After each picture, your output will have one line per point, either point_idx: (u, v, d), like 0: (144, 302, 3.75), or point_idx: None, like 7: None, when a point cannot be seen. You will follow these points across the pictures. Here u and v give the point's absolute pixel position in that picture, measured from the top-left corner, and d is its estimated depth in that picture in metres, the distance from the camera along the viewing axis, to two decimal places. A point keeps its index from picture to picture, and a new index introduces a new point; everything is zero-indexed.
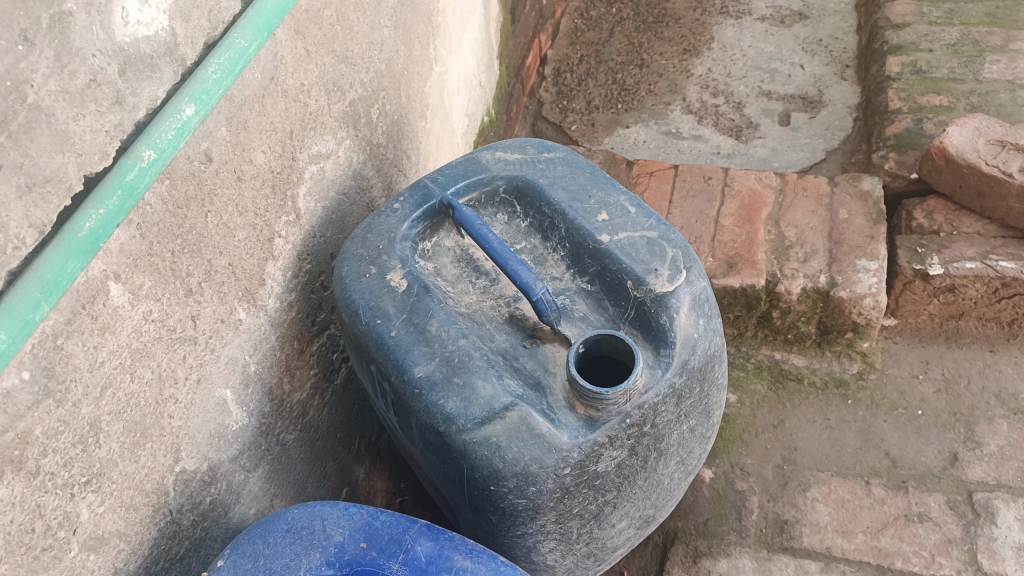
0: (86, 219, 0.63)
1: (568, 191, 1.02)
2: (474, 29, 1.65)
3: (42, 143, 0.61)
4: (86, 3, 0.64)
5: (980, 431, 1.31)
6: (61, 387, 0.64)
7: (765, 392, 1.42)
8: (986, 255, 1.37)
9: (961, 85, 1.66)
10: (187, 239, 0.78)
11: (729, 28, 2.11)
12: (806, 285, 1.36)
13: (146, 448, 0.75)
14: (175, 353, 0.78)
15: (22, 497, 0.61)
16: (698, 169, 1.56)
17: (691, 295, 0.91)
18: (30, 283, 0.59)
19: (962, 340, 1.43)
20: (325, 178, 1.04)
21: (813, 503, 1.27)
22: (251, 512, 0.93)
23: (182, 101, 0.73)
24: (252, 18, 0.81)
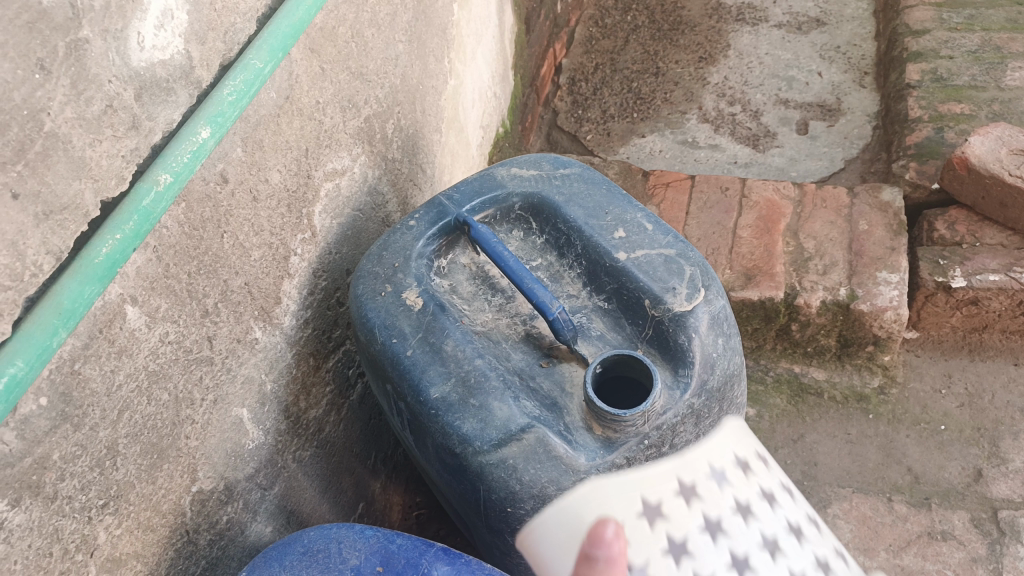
0: (102, 245, 0.63)
1: (584, 208, 1.02)
2: (489, 41, 1.65)
3: (60, 170, 0.61)
4: (103, 30, 0.64)
5: (1005, 447, 1.29)
6: (79, 412, 0.64)
7: (785, 405, 1.40)
8: (1009, 267, 1.34)
9: (983, 93, 1.63)
10: (203, 260, 0.78)
11: (745, 35, 2.10)
12: (826, 297, 1.34)
13: (163, 469, 0.75)
14: (192, 375, 0.78)
15: (39, 522, 0.61)
16: (715, 180, 1.55)
17: (710, 314, 0.90)
18: (47, 310, 0.59)
19: (986, 353, 1.41)
20: (340, 195, 1.04)
21: (834, 519, 1.26)
22: (268, 530, 0.93)
23: (198, 124, 0.72)
24: (267, 38, 0.81)
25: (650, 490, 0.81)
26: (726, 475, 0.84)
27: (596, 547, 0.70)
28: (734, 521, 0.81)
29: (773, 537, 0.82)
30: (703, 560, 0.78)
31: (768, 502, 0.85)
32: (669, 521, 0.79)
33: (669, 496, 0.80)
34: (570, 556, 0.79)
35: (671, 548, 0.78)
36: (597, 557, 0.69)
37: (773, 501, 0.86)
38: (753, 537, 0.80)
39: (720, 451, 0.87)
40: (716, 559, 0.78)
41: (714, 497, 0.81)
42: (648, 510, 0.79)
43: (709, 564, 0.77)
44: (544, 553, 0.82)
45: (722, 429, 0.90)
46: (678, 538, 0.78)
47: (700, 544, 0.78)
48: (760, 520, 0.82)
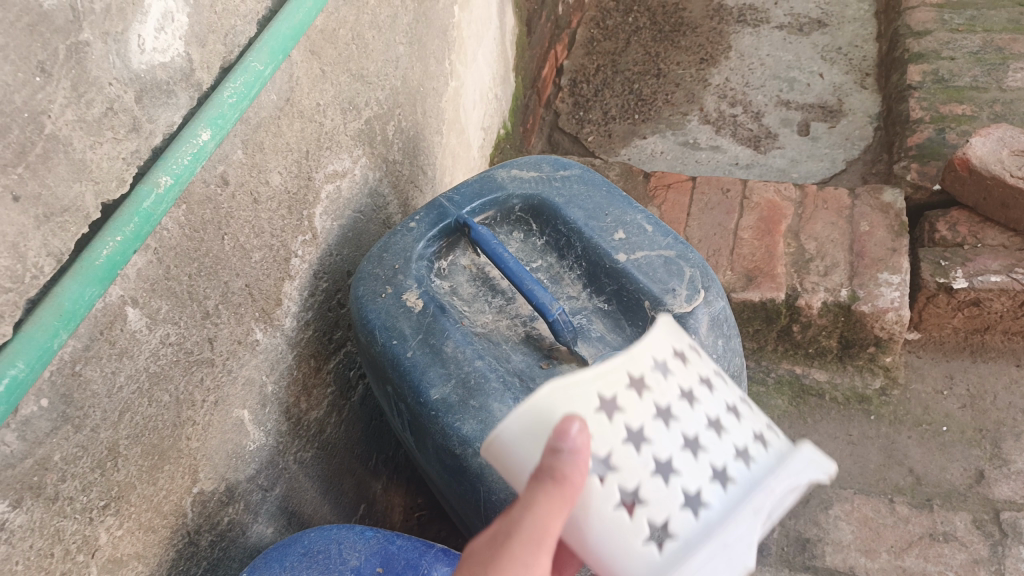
0: (103, 246, 0.63)
1: (584, 209, 1.02)
2: (490, 43, 1.65)
3: (60, 173, 0.61)
4: (103, 32, 0.64)
5: (1008, 448, 1.29)
6: (80, 413, 0.64)
7: (786, 407, 1.41)
8: (1011, 268, 1.34)
9: (985, 94, 1.63)
10: (203, 262, 0.78)
11: (746, 36, 2.10)
12: (827, 298, 1.34)
13: (164, 470, 0.75)
14: (193, 376, 0.78)
15: (41, 522, 0.61)
16: (716, 181, 1.54)
17: (709, 315, 0.90)
18: (48, 311, 0.59)
19: (988, 354, 1.40)
20: (341, 197, 1.04)
21: (836, 521, 1.26)
22: (269, 531, 0.93)
23: (198, 126, 0.73)
24: (268, 40, 0.81)
25: (598, 377, 0.58)
26: (663, 364, 0.61)
27: (565, 437, 0.53)
28: (690, 401, 0.61)
29: (727, 414, 0.62)
30: (664, 446, 0.57)
31: (717, 377, 0.66)
32: (620, 411, 0.57)
33: (617, 382, 0.58)
34: (533, 458, 0.57)
35: (629, 441, 0.57)
36: (565, 449, 0.53)
37: (722, 376, 0.66)
38: (714, 418, 0.61)
39: (660, 334, 0.63)
40: (673, 444, 0.58)
41: (665, 371, 0.61)
42: (601, 397, 0.57)
43: (669, 452, 0.57)
44: (509, 469, 0.59)
45: (659, 323, 0.65)
46: (635, 429, 0.57)
47: (660, 425, 0.58)
48: (711, 393, 0.63)
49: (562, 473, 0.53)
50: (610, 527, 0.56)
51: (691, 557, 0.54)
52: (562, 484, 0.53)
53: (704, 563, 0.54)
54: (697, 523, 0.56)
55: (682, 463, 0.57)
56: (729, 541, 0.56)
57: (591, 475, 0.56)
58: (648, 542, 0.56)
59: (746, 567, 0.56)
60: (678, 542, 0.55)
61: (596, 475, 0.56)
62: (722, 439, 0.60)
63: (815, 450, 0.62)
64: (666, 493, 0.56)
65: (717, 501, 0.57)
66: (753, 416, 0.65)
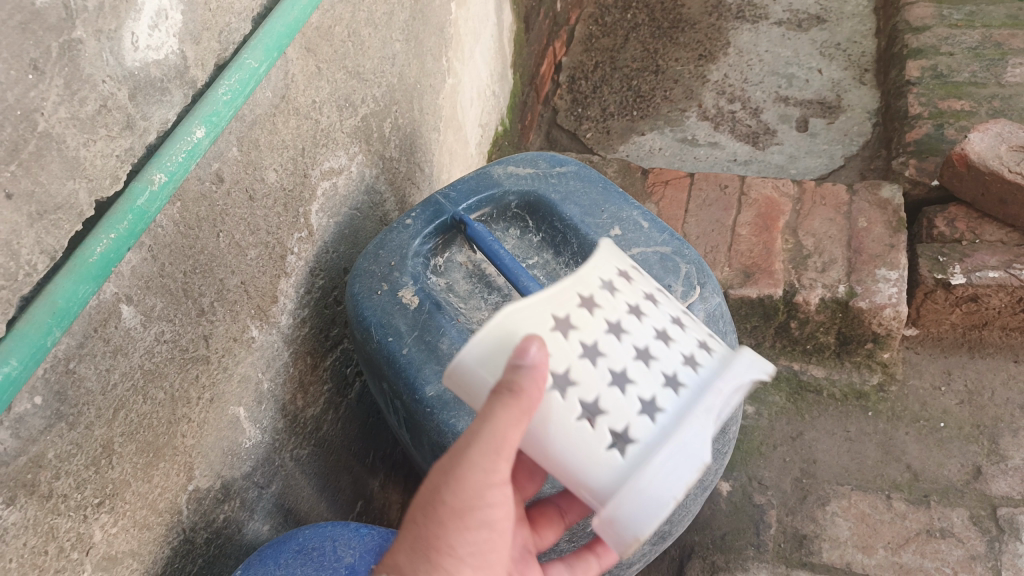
0: (97, 244, 0.63)
1: (580, 206, 1.02)
2: (487, 39, 1.65)
3: (53, 170, 0.61)
4: (96, 30, 0.64)
5: (1005, 444, 1.29)
6: (74, 411, 0.64)
7: (784, 403, 1.41)
8: (1009, 264, 1.34)
9: (983, 89, 1.63)
10: (198, 259, 0.78)
11: (745, 32, 2.09)
12: (824, 294, 1.34)
13: (159, 468, 0.75)
14: (188, 374, 0.78)
15: (35, 520, 0.61)
16: (714, 177, 1.54)
17: (705, 311, 0.92)
18: (41, 309, 0.59)
19: (986, 350, 1.40)
20: (337, 194, 1.04)
21: (833, 517, 1.26)
22: (265, 528, 0.94)
23: (193, 123, 0.72)
24: (262, 38, 0.81)
25: (552, 303, 0.69)
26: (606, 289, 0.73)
27: (525, 354, 0.63)
28: (639, 320, 0.71)
29: (675, 329, 0.73)
30: (618, 360, 0.68)
31: (661, 298, 0.76)
32: (574, 330, 0.68)
33: (568, 306, 0.69)
34: (495, 379, 0.66)
35: (584, 356, 0.67)
36: (526, 364, 0.63)
37: (665, 298, 0.78)
38: (658, 332, 0.72)
39: (600, 264, 0.75)
40: (624, 357, 0.68)
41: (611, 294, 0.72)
42: (555, 320, 0.68)
43: (622, 364, 0.68)
44: (473, 395, 0.68)
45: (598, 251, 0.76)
46: (589, 345, 0.68)
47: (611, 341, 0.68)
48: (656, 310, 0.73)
49: (519, 386, 0.62)
50: (577, 435, 0.66)
51: (651, 454, 0.64)
52: (522, 393, 0.62)
53: (664, 457, 0.64)
54: (656, 427, 0.66)
55: (635, 373, 0.68)
56: (684, 438, 0.65)
57: (553, 390, 0.66)
58: (611, 449, 0.65)
59: (702, 460, 0.65)
60: (640, 443, 0.65)
61: (558, 391, 0.66)
62: (671, 350, 0.70)
63: (755, 354, 0.72)
64: (623, 401, 0.66)
65: (672, 407, 0.67)
66: (698, 330, 0.75)
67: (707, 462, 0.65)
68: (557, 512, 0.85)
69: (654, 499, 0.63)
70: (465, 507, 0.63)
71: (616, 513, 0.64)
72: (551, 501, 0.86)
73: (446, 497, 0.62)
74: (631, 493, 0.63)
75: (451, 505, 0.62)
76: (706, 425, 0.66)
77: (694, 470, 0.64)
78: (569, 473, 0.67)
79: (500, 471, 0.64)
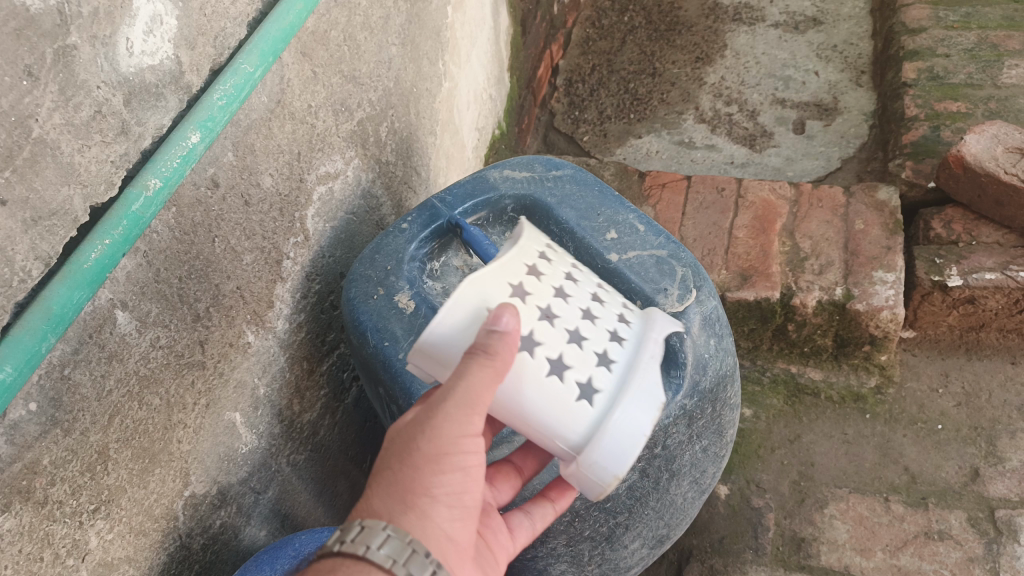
0: (92, 250, 0.63)
1: (576, 209, 1.03)
2: (484, 43, 1.65)
3: (48, 176, 0.61)
4: (90, 36, 0.64)
5: (1002, 446, 1.29)
6: (69, 417, 0.64)
7: (781, 406, 1.41)
8: (1006, 266, 1.34)
9: (979, 91, 1.63)
10: (193, 265, 0.78)
11: (742, 35, 2.10)
12: (822, 297, 1.34)
13: (155, 473, 0.75)
14: (183, 379, 0.78)
15: (30, 526, 0.61)
16: (711, 180, 1.54)
17: (701, 314, 0.95)
18: (36, 315, 0.59)
19: (983, 352, 1.40)
20: (333, 199, 1.04)
21: (831, 520, 1.26)
22: (262, 533, 0.93)
23: (188, 129, 0.72)
24: (257, 43, 0.81)
25: (507, 276, 0.79)
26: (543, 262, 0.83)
27: (498, 321, 0.72)
28: (577, 286, 0.83)
29: (606, 295, 0.85)
30: (571, 320, 0.78)
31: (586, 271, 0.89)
32: (529, 298, 0.78)
33: (519, 277, 0.80)
34: (463, 345, 0.75)
35: (542, 319, 0.77)
36: (499, 330, 0.71)
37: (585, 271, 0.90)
38: (594, 296, 0.83)
39: (530, 242, 0.85)
40: (575, 318, 0.79)
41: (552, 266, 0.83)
42: (513, 290, 0.78)
43: (575, 323, 0.78)
44: (442, 365, 0.76)
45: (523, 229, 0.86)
46: (544, 309, 0.78)
47: (563, 306, 0.79)
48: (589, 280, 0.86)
49: (491, 347, 0.71)
50: (550, 391, 0.75)
51: (618, 398, 0.75)
52: (496, 353, 0.70)
53: (630, 401, 0.75)
54: (614, 376, 0.77)
55: (587, 331, 0.78)
56: (643, 384, 0.76)
57: (523, 351, 0.76)
58: (580, 399, 0.75)
59: (659, 401, 0.77)
60: (604, 392, 0.76)
61: (525, 352, 0.76)
62: (609, 310, 0.82)
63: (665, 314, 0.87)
64: (583, 355, 0.77)
65: (623, 358, 0.78)
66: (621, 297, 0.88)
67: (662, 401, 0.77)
68: (515, 471, 0.89)
69: (626, 440, 0.74)
70: (439, 452, 0.70)
71: (594, 455, 0.74)
72: (507, 460, 0.90)
73: (421, 443, 0.70)
74: (607, 436, 0.74)
75: (426, 450, 0.70)
76: (656, 369, 0.78)
77: (655, 410, 0.76)
78: (539, 427, 0.76)
79: (474, 425, 0.71)
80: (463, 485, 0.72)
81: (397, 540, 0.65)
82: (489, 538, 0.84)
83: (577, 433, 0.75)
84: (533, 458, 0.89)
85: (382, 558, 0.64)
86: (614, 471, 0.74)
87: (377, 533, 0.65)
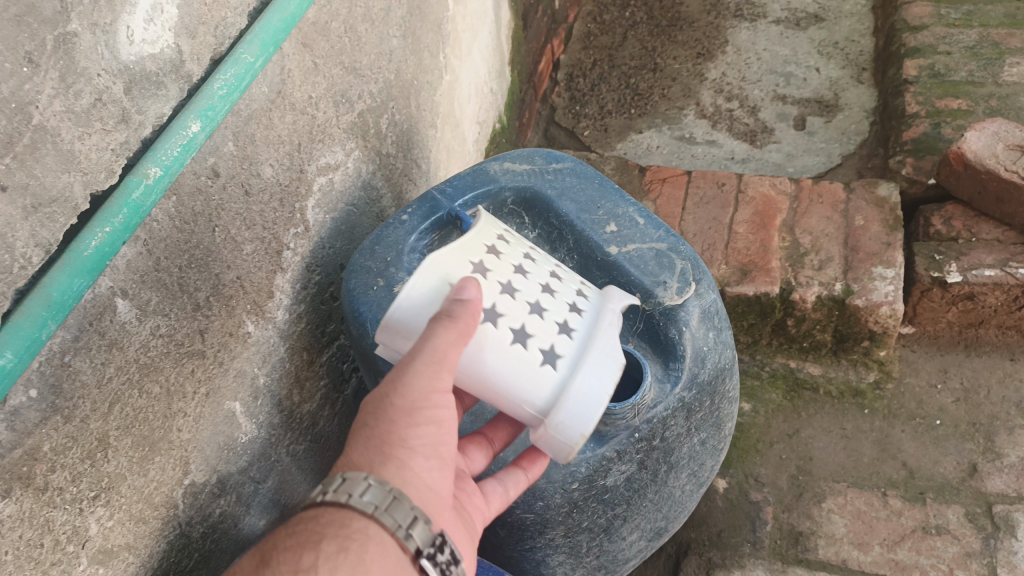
0: (91, 238, 0.63)
1: (576, 202, 1.04)
2: (485, 37, 1.65)
3: (48, 163, 0.61)
4: (91, 23, 0.64)
5: (1000, 442, 1.29)
6: (69, 404, 0.64)
7: (780, 401, 1.41)
8: (1005, 262, 1.34)
9: (980, 88, 1.63)
10: (194, 254, 0.78)
11: (743, 31, 2.09)
12: (821, 292, 1.35)
13: (154, 461, 0.75)
14: (183, 368, 0.78)
15: (31, 512, 0.61)
16: (711, 175, 1.54)
17: (700, 307, 0.96)
18: (36, 302, 0.59)
19: (982, 349, 1.40)
20: (333, 190, 1.04)
21: (829, 514, 1.26)
22: (261, 523, 0.94)
23: (188, 118, 0.73)
24: (258, 33, 0.81)
25: (467, 253, 0.84)
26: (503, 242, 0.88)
27: (462, 292, 0.77)
28: (535, 262, 0.88)
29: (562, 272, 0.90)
30: (532, 293, 0.84)
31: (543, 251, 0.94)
32: (491, 273, 0.83)
33: (479, 254, 0.84)
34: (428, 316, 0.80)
35: (503, 292, 0.82)
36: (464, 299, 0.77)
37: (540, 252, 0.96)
38: (552, 273, 0.88)
39: (488, 223, 0.90)
40: (535, 292, 0.84)
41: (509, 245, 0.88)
42: (474, 265, 0.83)
43: (535, 296, 0.84)
44: (406, 338, 0.81)
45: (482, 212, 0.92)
46: (505, 284, 0.83)
47: (522, 280, 0.84)
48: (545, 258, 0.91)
49: (455, 312, 0.76)
50: (515, 358, 0.80)
51: (580, 362, 0.81)
52: (461, 317, 0.76)
53: (592, 364, 0.81)
54: (574, 342, 0.82)
55: (547, 303, 0.84)
56: (603, 348, 0.82)
57: (486, 321, 0.80)
58: (544, 365, 0.80)
59: (620, 363, 0.82)
60: (566, 357, 0.81)
61: (489, 323, 0.80)
62: (565, 285, 0.88)
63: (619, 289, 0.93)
64: (544, 324, 0.82)
65: (581, 326, 0.84)
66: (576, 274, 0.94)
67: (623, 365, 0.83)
68: (485, 441, 0.92)
69: (591, 400, 0.79)
70: (412, 406, 0.75)
71: (560, 416, 0.79)
72: (478, 431, 0.92)
73: (394, 399, 0.75)
74: (573, 396, 0.79)
75: (400, 405, 0.75)
76: (613, 336, 0.84)
77: (616, 371, 0.81)
78: (506, 393, 0.81)
79: (445, 383, 0.76)
80: (436, 436, 0.77)
81: (379, 488, 0.71)
82: (462, 500, 0.84)
83: (544, 396, 0.80)
84: (504, 430, 0.92)
85: (364, 504, 0.70)
86: (583, 431, 0.79)
87: (358, 483, 0.71)
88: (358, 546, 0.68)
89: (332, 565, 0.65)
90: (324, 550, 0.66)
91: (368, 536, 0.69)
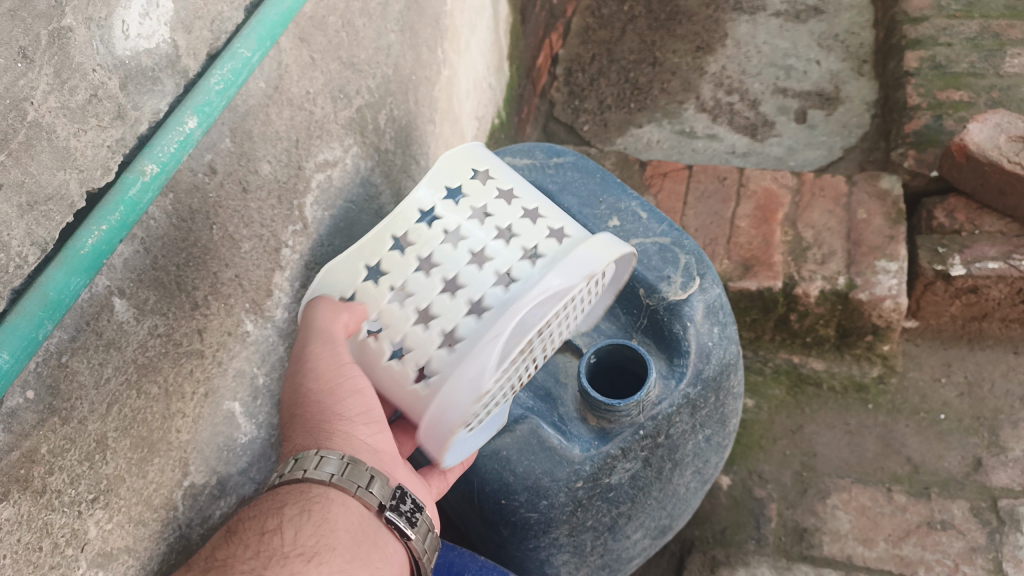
0: (88, 236, 0.62)
1: (578, 196, 1.04)
2: (483, 31, 1.64)
3: (43, 160, 0.60)
4: (86, 17, 0.63)
5: (1005, 436, 1.29)
6: (67, 405, 0.63)
7: (783, 397, 1.40)
8: (1008, 255, 1.33)
9: (982, 80, 1.62)
10: (192, 252, 0.77)
11: (743, 24, 2.08)
12: (824, 287, 1.34)
13: (153, 463, 0.74)
14: (182, 368, 0.76)
15: (28, 515, 0.60)
16: (713, 169, 1.53)
17: (705, 303, 0.95)
18: (32, 301, 0.58)
19: (985, 342, 1.40)
20: (332, 186, 1.03)
21: (834, 511, 1.25)
22: None
23: (185, 114, 0.71)
24: (255, 27, 0.80)
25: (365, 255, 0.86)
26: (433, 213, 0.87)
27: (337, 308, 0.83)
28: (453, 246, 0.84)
29: (500, 241, 0.83)
30: (425, 296, 0.82)
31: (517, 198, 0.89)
32: (386, 275, 0.85)
33: (379, 253, 0.86)
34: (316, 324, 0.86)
35: (392, 300, 0.84)
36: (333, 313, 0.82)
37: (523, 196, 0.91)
38: (474, 253, 0.83)
39: (430, 184, 0.88)
40: (433, 294, 0.82)
41: (440, 220, 0.86)
42: (371, 266, 0.86)
43: (427, 301, 0.82)
44: None
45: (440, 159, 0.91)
46: (398, 288, 0.84)
47: (423, 276, 0.83)
48: (491, 222, 0.85)
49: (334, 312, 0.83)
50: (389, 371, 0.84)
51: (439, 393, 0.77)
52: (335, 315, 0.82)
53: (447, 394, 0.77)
54: (450, 358, 0.79)
55: (439, 308, 0.81)
56: (467, 372, 0.76)
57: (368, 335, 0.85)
58: (416, 382, 0.81)
59: (484, 389, 0.75)
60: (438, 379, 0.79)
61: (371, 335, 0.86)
62: (483, 270, 0.81)
63: (585, 256, 0.80)
64: (427, 335, 0.81)
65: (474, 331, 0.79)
66: (543, 229, 0.85)
67: (490, 389, 0.75)
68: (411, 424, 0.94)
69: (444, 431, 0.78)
70: (329, 385, 0.80)
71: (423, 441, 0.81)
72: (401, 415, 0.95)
73: (309, 385, 0.80)
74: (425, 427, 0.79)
75: (318, 389, 0.80)
76: (491, 348, 0.75)
77: (474, 401, 0.75)
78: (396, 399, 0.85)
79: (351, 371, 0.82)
80: (366, 402, 0.82)
81: (332, 458, 0.77)
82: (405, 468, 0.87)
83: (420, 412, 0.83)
84: None
85: (321, 474, 0.76)
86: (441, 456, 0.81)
87: (310, 457, 0.76)
88: (320, 509, 0.75)
89: (296, 524, 0.73)
90: (287, 513, 0.73)
91: (329, 499, 0.76)
